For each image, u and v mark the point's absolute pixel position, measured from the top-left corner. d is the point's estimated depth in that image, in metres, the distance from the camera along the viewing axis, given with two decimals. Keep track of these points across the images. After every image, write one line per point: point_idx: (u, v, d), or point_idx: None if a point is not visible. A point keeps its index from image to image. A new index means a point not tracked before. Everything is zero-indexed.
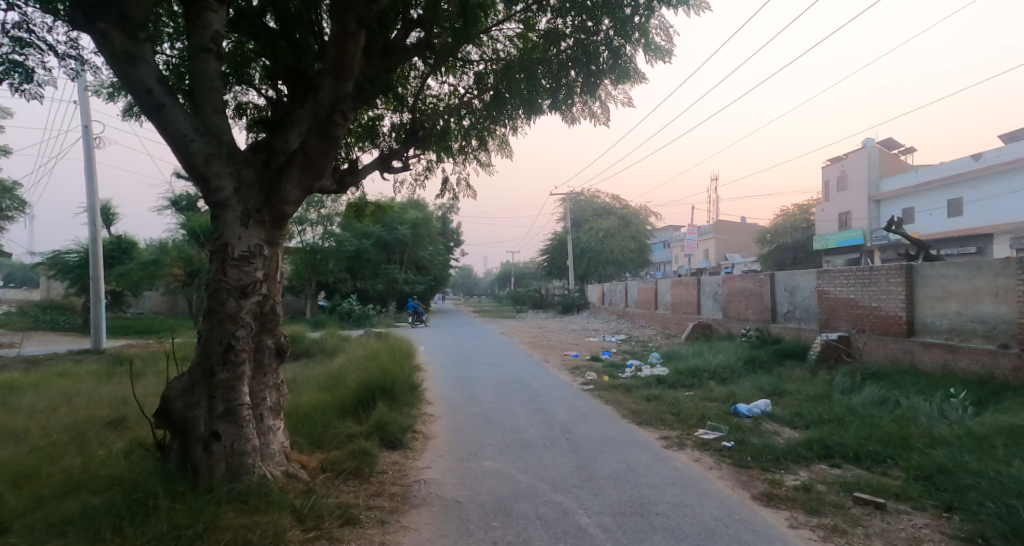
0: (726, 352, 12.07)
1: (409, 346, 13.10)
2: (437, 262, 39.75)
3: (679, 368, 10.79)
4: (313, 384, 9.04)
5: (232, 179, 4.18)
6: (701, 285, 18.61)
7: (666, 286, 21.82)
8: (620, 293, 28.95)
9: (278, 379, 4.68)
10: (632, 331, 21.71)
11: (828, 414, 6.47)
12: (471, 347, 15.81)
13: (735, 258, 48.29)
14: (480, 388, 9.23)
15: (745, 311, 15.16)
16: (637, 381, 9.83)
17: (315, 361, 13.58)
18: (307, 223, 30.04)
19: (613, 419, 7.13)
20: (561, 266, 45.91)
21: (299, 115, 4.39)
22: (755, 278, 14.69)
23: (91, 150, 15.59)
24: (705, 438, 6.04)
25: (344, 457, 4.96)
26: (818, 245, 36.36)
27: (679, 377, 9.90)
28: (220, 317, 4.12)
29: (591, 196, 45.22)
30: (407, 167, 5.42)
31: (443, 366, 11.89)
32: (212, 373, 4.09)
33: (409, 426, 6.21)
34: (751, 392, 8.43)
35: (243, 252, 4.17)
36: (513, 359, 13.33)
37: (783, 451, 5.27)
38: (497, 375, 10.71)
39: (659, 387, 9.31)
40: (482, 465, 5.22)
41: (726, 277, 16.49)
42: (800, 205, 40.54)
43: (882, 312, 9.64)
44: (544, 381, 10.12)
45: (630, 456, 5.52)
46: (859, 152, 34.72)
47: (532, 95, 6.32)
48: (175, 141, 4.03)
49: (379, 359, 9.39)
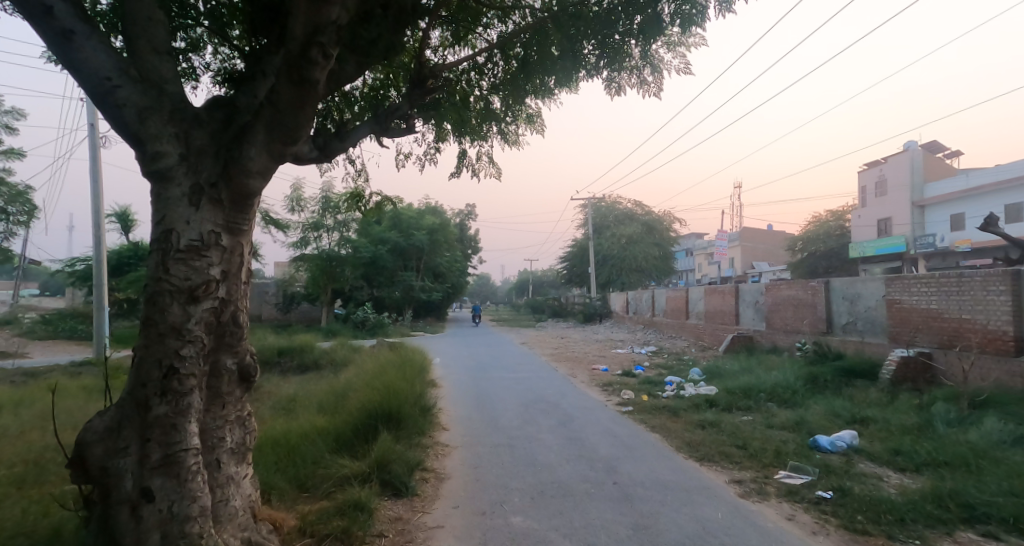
0: (780, 368, 10.68)
1: (423, 359, 11.99)
2: (454, 270, 38.78)
3: (729, 386, 9.46)
4: (313, 405, 7.91)
5: (179, 143, 3.07)
6: (739, 292, 17.17)
7: (698, 294, 20.44)
8: (646, 302, 27.52)
9: (243, 411, 3.52)
10: (662, 342, 20.33)
11: (942, 454, 5.41)
12: (490, 359, 14.68)
13: (764, 266, 46.43)
14: (502, 410, 8.01)
15: (794, 322, 13.75)
16: (683, 403, 8.56)
17: (323, 375, 12.52)
18: (323, 229, 28.71)
19: (666, 454, 5.86)
20: (582, 274, 44.55)
21: (270, 61, 3.31)
22: (806, 285, 13.28)
23: (97, 149, 14.76)
24: (791, 485, 4.83)
25: (332, 514, 3.80)
26: (855, 253, 35.17)
27: (731, 398, 8.58)
28: (160, 330, 3.01)
29: (613, 201, 43.83)
30: (412, 133, 4.31)
31: (461, 382, 10.72)
32: (146, 407, 2.94)
33: (417, 464, 5.07)
34: (825, 420, 7.12)
35: (192, 241, 3.07)
36: (537, 374, 12.10)
37: (908, 510, 4.10)
38: (522, 393, 9.50)
39: (710, 410, 8.02)
40: (511, 522, 3.99)
41: (769, 285, 15.08)
42: (834, 210, 38.67)
43: (976, 326, 8.34)
44: (576, 401, 8.84)
45: (703, 511, 4.25)
46: (900, 157, 32.87)
47: (572, 54, 5.16)
48: (95, 89, 2.92)
49: (388, 376, 8.24)
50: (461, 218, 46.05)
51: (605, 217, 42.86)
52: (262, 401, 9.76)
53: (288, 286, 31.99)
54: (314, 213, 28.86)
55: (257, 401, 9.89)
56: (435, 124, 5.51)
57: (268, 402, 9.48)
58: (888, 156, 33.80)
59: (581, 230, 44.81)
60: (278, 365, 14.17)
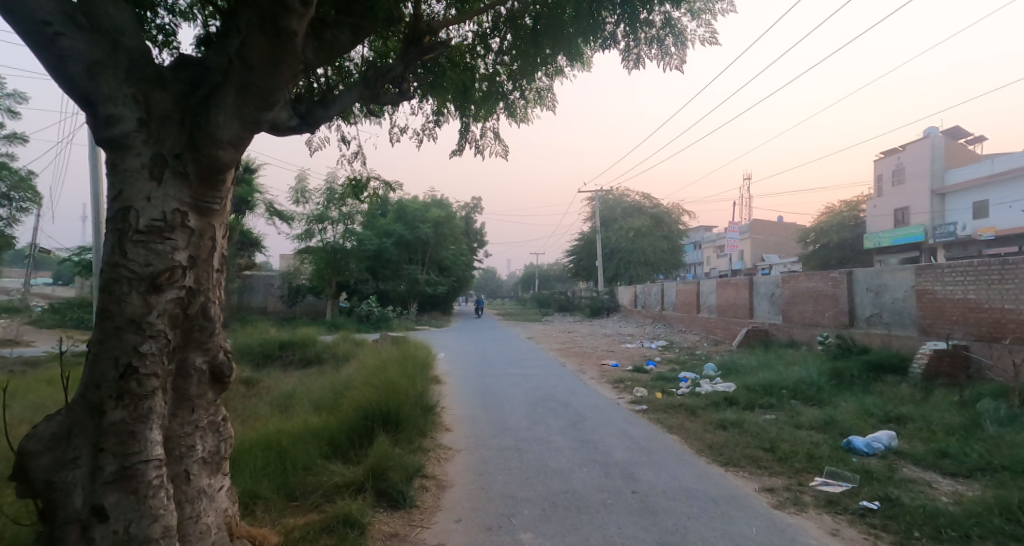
0: (801, 363, 10.19)
1: (427, 355, 11.60)
2: (460, 263, 38.42)
3: (749, 382, 9.00)
4: (311, 403, 7.52)
5: (137, 106, 2.61)
6: (753, 285, 16.67)
7: (709, 287, 19.96)
8: (655, 295, 27.05)
9: (217, 415, 3.08)
10: (672, 336, 19.87)
11: (994, 458, 4.95)
12: (496, 354, 14.30)
13: (774, 260, 45.77)
14: (508, 409, 7.60)
15: (812, 315, 13.26)
16: (700, 400, 8.11)
17: (324, 369, 12.15)
18: (328, 221, 28.46)
19: (687, 459, 5.42)
20: (589, 267, 44.04)
21: (243, 13, 2.85)
22: (827, 276, 12.77)
23: None
24: (830, 494, 4.36)
25: (319, 530, 3.40)
26: (870, 244, 33.89)
27: (753, 396, 8.12)
28: (116, 324, 2.58)
29: (621, 194, 43.22)
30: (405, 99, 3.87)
31: (466, 379, 10.32)
32: (98, 412, 2.50)
33: (417, 471, 4.67)
34: (856, 419, 6.65)
35: (153, 221, 2.64)
36: (545, 370, 11.68)
37: (970, 523, 3.64)
38: (530, 390, 9.10)
39: (731, 409, 7.57)
40: (519, 539, 3.57)
41: (786, 277, 14.57)
42: (846, 202, 37.92)
43: (1018, 316, 7.86)
44: (586, 399, 8.42)
45: (736, 526, 3.80)
46: (919, 143, 32.12)
47: (588, 22, 4.68)
48: (35, 38, 2.46)
49: (389, 372, 7.84)
50: (467, 211, 45.65)
51: (612, 209, 42.29)
52: (260, 397, 9.39)
53: (293, 279, 31.70)
54: (319, 205, 28.58)
55: (255, 396, 9.52)
56: (433, 99, 5.10)
57: (266, 399, 9.10)
58: (907, 145, 33.07)
59: (589, 223, 44.25)
60: (280, 359, 13.82)
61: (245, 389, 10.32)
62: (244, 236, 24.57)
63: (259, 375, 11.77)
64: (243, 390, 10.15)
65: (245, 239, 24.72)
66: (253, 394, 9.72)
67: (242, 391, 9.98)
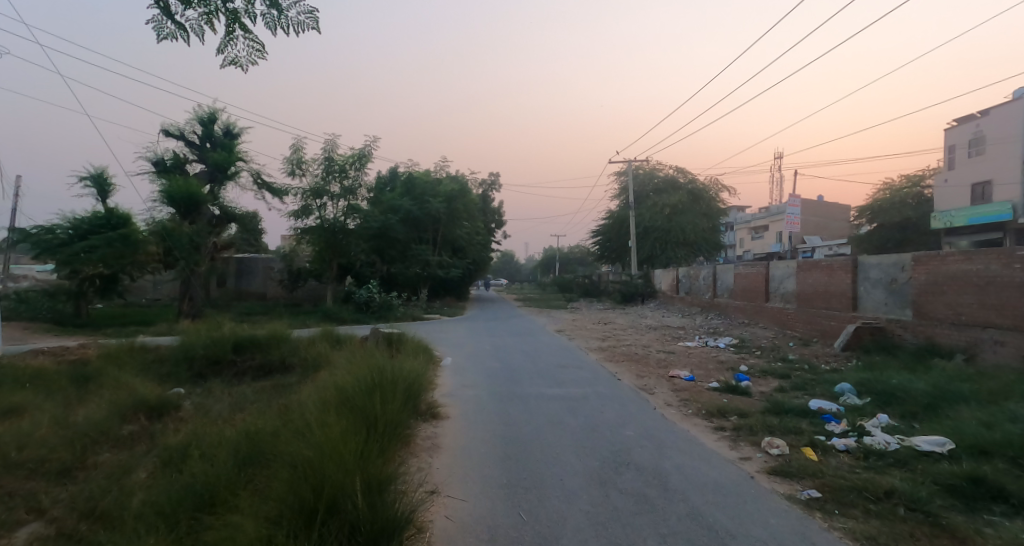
0: (1016, 398, 6.27)
1: (423, 366, 8.00)
2: (476, 243, 34.62)
3: (970, 433, 5.06)
4: (188, 488, 3.99)
5: None
6: (859, 267, 12.67)
7: (786, 270, 15.99)
8: (704, 280, 22.99)
9: None
10: (735, 332, 16.01)
11: None
12: (520, 358, 10.73)
13: (819, 242, 41.17)
14: (558, 503, 3.94)
15: (974, 311, 9.22)
16: (918, 481, 4.21)
17: (282, 388, 8.67)
18: (327, 196, 25.11)
19: None
20: (618, 249, 40.08)
21: None
22: (1006, 256, 8.68)
23: None
24: None
25: None
26: (937, 225, 29.96)
27: (1013, 475, 4.18)
28: None
29: (653, 167, 38.83)
30: None
31: (478, 410, 6.72)
32: None
33: None
34: None
35: None
36: (595, 389, 8.03)
37: None
38: (583, 441, 5.46)
39: (1003, 512, 3.67)
40: None
41: (920, 257, 10.57)
42: (909, 174, 33.02)
43: None
44: (690, 474, 4.63)
45: None
46: (1008, 107, 26.63)
47: None
48: None
49: (332, 422, 4.24)
50: (484, 188, 41.90)
51: (644, 184, 37.99)
52: (150, 448, 5.99)
53: (292, 261, 28.41)
54: (316, 176, 25.27)
55: (146, 445, 6.15)
56: None
57: (151, 457, 5.65)
58: (988, 108, 27.62)
59: (618, 201, 40.09)
60: (233, 366, 10.53)
61: (146, 426, 6.96)
62: (222, 211, 21.65)
63: (185, 396, 8.38)
64: (140, 429, 6.78)
65: (221, 213, 21.64)
66: (145, 440, 6.35)
67: (135, 430, 6.63)
